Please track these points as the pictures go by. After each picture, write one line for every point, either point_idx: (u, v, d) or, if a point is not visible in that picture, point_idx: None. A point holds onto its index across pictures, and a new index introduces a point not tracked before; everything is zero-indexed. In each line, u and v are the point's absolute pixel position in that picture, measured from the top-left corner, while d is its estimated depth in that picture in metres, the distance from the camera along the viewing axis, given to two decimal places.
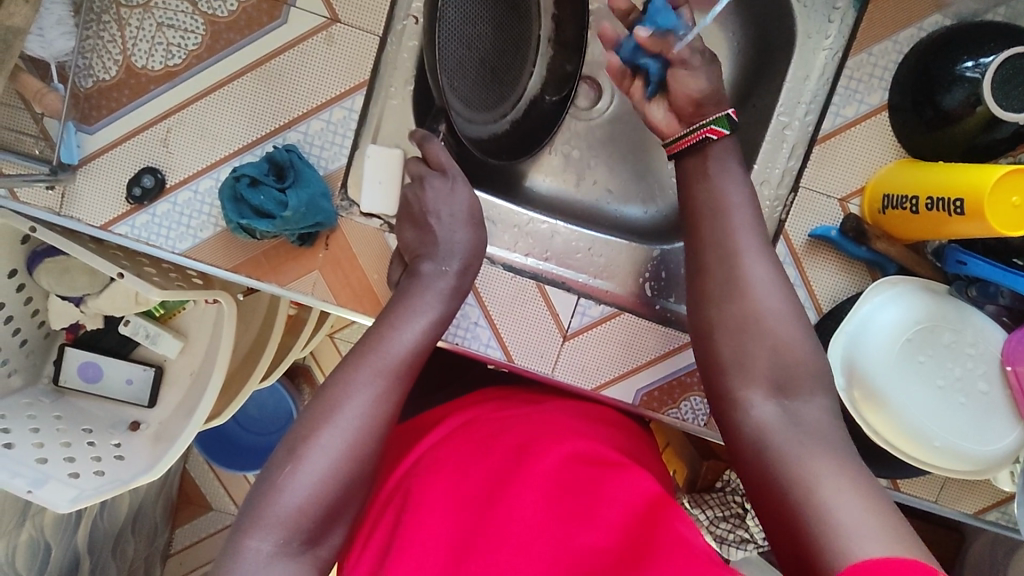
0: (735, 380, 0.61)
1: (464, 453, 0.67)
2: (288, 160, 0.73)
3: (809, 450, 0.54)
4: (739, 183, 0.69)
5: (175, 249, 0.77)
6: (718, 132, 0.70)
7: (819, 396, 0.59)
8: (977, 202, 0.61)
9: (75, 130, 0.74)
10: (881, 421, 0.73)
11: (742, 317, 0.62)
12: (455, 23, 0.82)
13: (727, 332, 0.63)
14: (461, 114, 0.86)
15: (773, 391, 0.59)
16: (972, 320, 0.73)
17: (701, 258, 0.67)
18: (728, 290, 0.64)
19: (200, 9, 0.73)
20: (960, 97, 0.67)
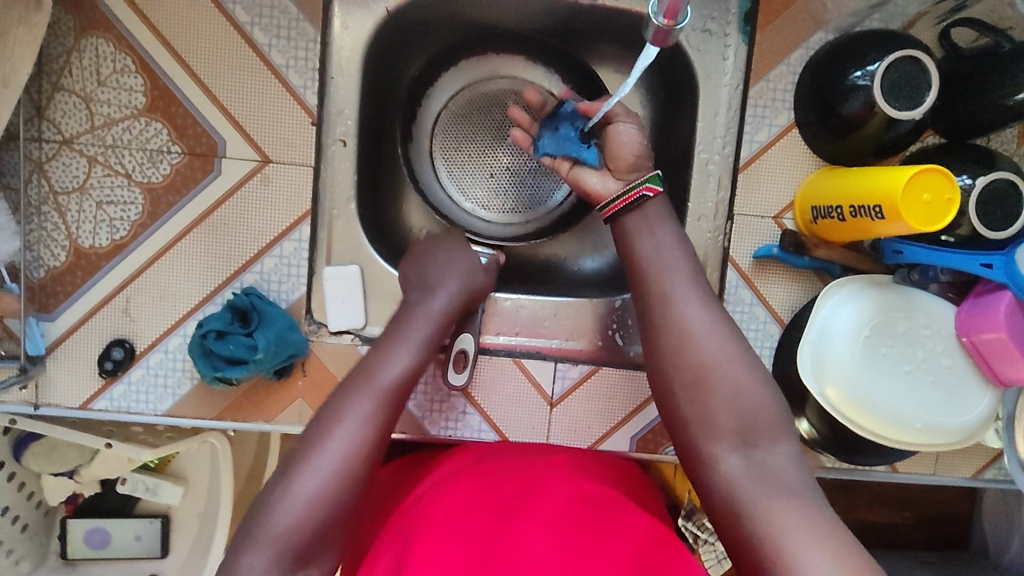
0: (694, 423, 0.63)
1: (463, 499, 0.66)
2: (249, 304, 0.75)
3: (767, 482, 0.57)
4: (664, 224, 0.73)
5: (157, 410, 0.78)
6: (653, 189, 0.72)
7: (782, 440, 0.60)
8: (893, 207, 0.66)
9: (37, 322, 0.75)
10: (849, 407, 0.76)
11: (690, 369, 0.64)
12: (463, 167, 0.91)
13: (682, 390, 0.64)
14: (515, 222, 0.93)
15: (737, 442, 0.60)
16: (921, 303, 0.77)
17: (650, 313, 0.69)
18: (671, 346, 0.66)
19: (135, 179, 0.75)
20: (858, 105, 0.72)
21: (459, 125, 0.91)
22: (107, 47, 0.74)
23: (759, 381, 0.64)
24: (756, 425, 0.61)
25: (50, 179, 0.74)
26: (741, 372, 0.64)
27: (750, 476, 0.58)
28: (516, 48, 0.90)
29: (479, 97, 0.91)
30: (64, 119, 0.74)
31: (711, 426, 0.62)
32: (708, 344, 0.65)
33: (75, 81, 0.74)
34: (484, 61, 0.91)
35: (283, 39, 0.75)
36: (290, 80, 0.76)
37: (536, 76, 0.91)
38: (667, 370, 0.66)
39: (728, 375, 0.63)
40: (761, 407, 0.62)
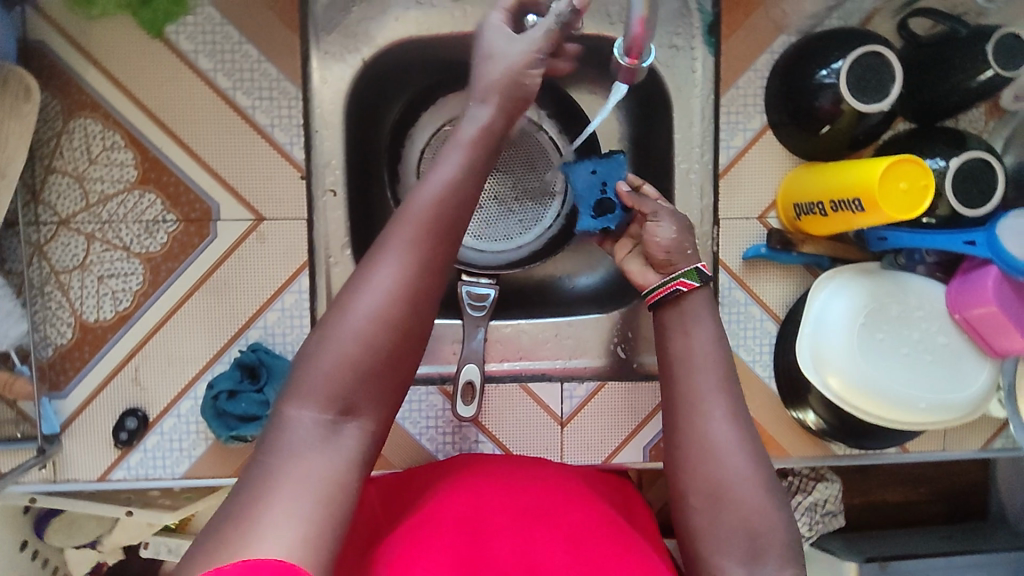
0: (705, 535, 0.59)
1: (472, 507, 0.61)
2: (256, 359, 0.76)
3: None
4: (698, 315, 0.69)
5: (175, 473, 0.79)
6: (689, 285, 0.70)
7: (789, 567, 0.55)
8: (872, 198, 0.68)
9: (49, 400, 0.77)
10: (850, 392, 0.77)
11: (710, 476, 0.60)
12: None
13: (699, 500, 0.60)
14: (507, 248, 0.94)
15: (744, 557, 0.56)
16: (911, 286, 0.79)
17: (672, 408, 0.65)
18: (697, 449, 0.62)
19: (134, 250, 0.77)
20: (829, 100, 0.74)
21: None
22: (95, 125, 0.75)
23: (777, 504, 0.59)
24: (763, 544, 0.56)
25: (49, 259, 0.76)
26: (765, 498, 0.59)
27: None
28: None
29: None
30: (58, 200, 0.75)
31: (717, 538, 0.58)
32: (730, 456, 0.61)
33: (66, 162, 0.75)
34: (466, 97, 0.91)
35: (265, 99, 0.77)
36: (276, 138, 0.78)
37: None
38: (686, 477, 0.62)
39: (745, 486, 0.59)
40: (771, 535, 0.57)
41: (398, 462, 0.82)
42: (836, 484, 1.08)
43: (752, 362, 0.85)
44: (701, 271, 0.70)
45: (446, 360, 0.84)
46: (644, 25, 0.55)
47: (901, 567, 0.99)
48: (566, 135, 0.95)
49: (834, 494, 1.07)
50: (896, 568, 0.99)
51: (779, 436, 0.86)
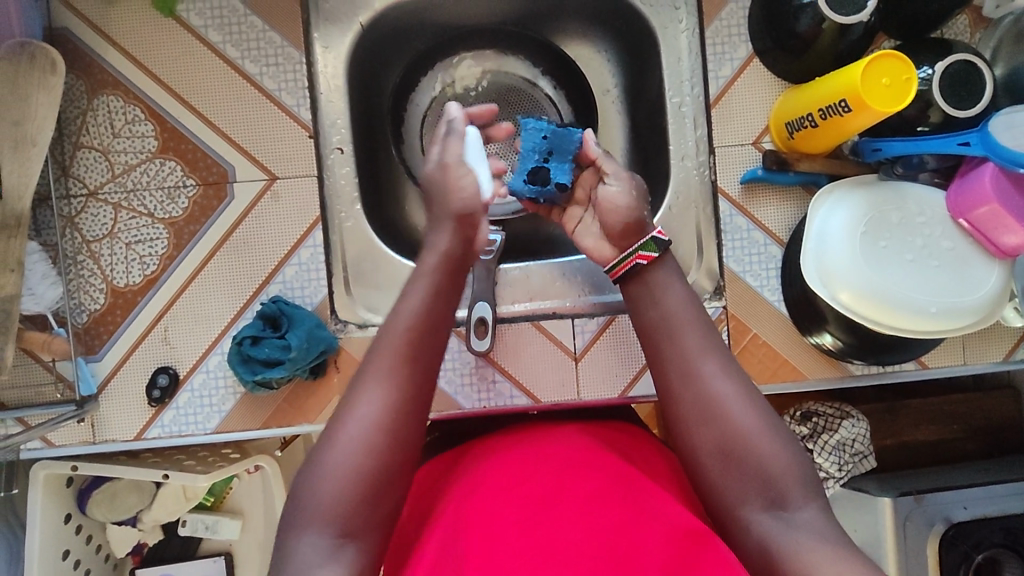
0: (727, 491, 0.61)
1: (502, 476, 0.66)
2: (278, 310, 0.79)
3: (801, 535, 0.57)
4: (668, 283, 0.71)
5: (207, 429, 0.82)
6: (648, 257, 0.72)
7: (811, 497, 0.60)
8: (856, 97, 0.69)
9: (85, 362, 0.81)
10: (860, 302, 0.77)
11: (718, 434, 0.62)
12: None
13: (711, 460, 0.62)
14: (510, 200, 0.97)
15: (766, 502, 0.60)
16: (910, 193, 0.80)
17: (663, 378, 0.67)
18: (698, 414, 0.63)
19: (157, 216, 0.81)
20: (809, 22, 0.77)
21: (444, 122, 0.97)
22: (116, 101, 0.81)
23: (787, 442, 0.62)
24: (783, 485, 0.60)
25: (80, 230, 0.81)
26: (774, 439, 0.62)
27: (783, 530, 0.58)
28: (485, 41, 0.96)
29: (459, 95, 0.98)
30: (86, 173, 0.81)
31: (739, 488, 0.61)
32: (731, 407, 0.63)
33: (93, 137, 0.81)
34: (457, 61, 0.97)
35: (271, 65, 0.82)
36: (284, 102, 0.82)
37: (508, 65, 0.98)
38: (689, 434, 0.64)
39: (755, 428, 0.62)
40: (787, 472, 0.60)
41: None
42: (864, 422, 1.07)
43: (760, 287, 0.86)
44: (658, 240, 0.71)
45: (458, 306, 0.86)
46: None
47: (939, 499, 0.97)
48: (562, 89, 0.99)
49: (862, 433, 1.06)
50: (932, 500, 0.96)
51: (794, 360, 0.86)
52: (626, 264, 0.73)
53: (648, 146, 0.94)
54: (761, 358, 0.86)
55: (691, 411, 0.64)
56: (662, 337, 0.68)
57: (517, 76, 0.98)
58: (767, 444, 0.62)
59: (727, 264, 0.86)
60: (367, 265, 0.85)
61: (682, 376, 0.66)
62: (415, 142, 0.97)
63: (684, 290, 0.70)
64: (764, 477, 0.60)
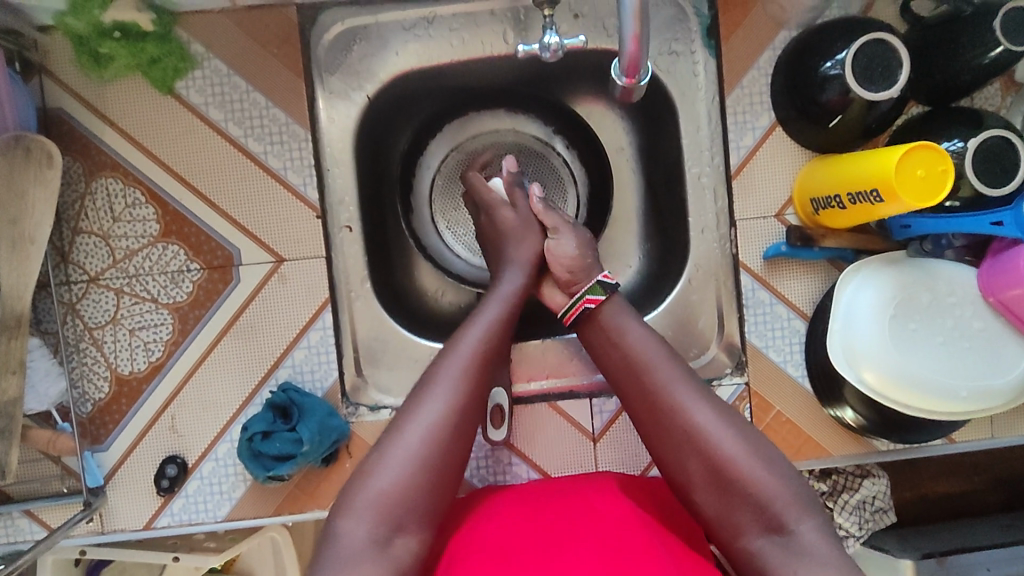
0: (721, 520, 0.63)
1: (500, 531, 0.68)
2: (288, 398, 0.77)
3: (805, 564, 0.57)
4: (624, 319, 0.72)
5: (217, 517, 0.80)
6: (595, 300, 0.73)
7: (808, 515, 0.60)
8: (890, 188, 0.66)
9: (91, 454, 0.79)
10: (888, 386, 0.75)
11: (706, 468, 0.63)
12: (467, 224, 0.95)
13: (704, 493, 0.63)
14: None
15: (763, 527, 0.60)
16: (940, 272, 0.77)
17: (640, 420, 0.68)
18: (680, 446, 0.64)
19: (161, 301, 0.79)
20: (836, 90, 0.73)
21: (454, 185, 0.95)
22: (115, 184, 0.78)
23: (778, 465, 0.63)
24: (779, 510, 0.60)
25: (82, 316, 0.78)
26: (761, 461, 0.62)
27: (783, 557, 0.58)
28: (498, 101, 0.94)
29: (470, 157, 0.95)
30: (87, 259, 0.78)
31: (738, 519, 0.62)
32: (709, 439, 0.63)
33: (92, 222, 0.78)
34: (470, 121, 0.94)
35: (276, 143, 0.79)
36: (290, 181, 0.79)
37: (522, 124, 0.96)
38: (676, 474, 0.65)
39: (739, 453, 0.62)
40: (778, 494, 0.61)
41: None
42: (883, 480, 1.05)
43: (783, 362, 0.83)
44: (601, 284, 0.73)
45: None
46: (637, 43, 0.60)
47: (961, 561, 0.95)
48: (575, 149, 0.97)
49: (881, 490, 1.04)
50: (956, 562, 0.95)
51: (818, 436, 0.84)
52: (577, 309, 0.75)
53: (665, 211, 0.91)
54: (784, 435, 0.84)
55: (671, 451, 0.65)
56: (630, 380, 0.68)
57: (529, 137, 0.96)
58: (756, 470, 0.62)
59: (749, 339, 0.83)
60: (378, 344, 0.83)
61: (654, 417, 0.66)
62: (425, 207, 0.95)
63: (641, 325, 0.71)
64: (758, 505, 0.61)
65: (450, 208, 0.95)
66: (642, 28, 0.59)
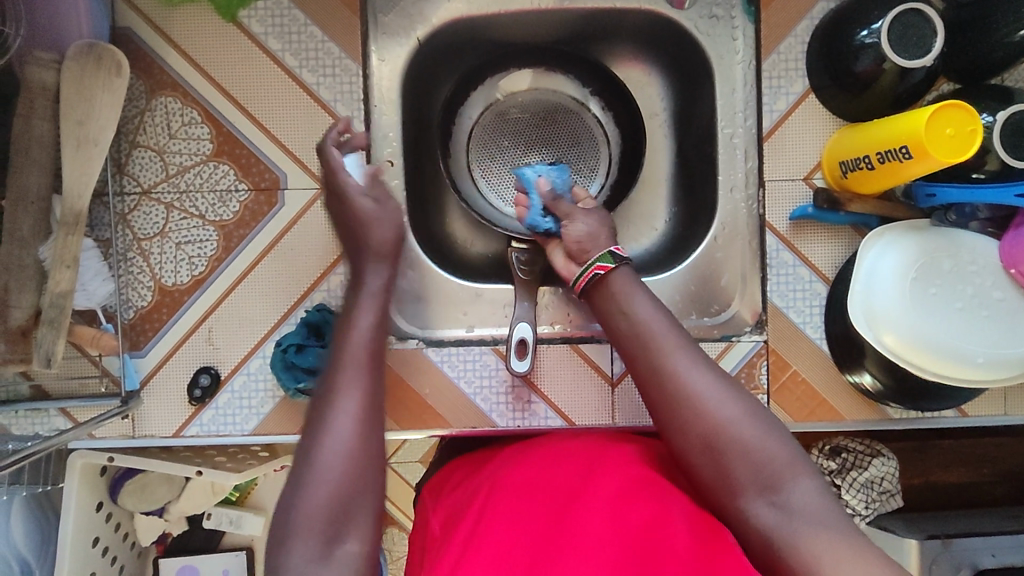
0: (720, 485, 0.62)
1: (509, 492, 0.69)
2: (322, 318, 0.80)
3: (801, 526, 0.57)
4: (633, 291, 0.71)
5: (244, 430, 0.83)
6: (604, 268, 0.73)
7: (803, 476, 0.60)
8: (918, 144, 0.68)
9: (130, 358, 0.82)
10: (905, 347, 0.77)
11: (699, 439, 0.62)
12: (501, 176, 0.97)
13: (701, 458, 0.62)
14: None
15: (761, 493, 0.60)
16: (964, 241, 0.79)
17: (640, 385, 0.67)
18: (673, 415, 0.63)
19: (209, 218, 0.82)
20: (869, 61, 0.76)
21: (490, 139, 0.98)
22: (174, 103, 0.82)
23: (773, 429, 0.62)
24: (777, 474, 0.60)
25: (133, 227, 0.82)
26: (759, 426, 0.61)
27: (783, 522, 0.58)
28: (538, 59, 0.97)
29: (506, 112, 0.98)
30: (142, 172, 0.82)
31: (737, 482, 0.61)
32: (709, 405, 0.62)
33: (149, 137, 0.82)
34: (509, 77, 0.98)
35: (329, 76, 0.82)
36: (339, 112, 0.83)
37: (558, 83, 0.98)
38: (677, 440, 0.64)
39: (735, 419, 0.62)
40: (776, 460, 0.60)
41: (455, 422, 0.84)
42: (893, 461, 1.06)
43: (802, 323, 0.85)
44: (614, 253, 0.73)
45: (498, 324, 0.87)
46: None
47: (966, 545, 0.96)
48: (609, 109, 0.99)
49: (890, 472, 1.05)
50: (961, 545, 0.96)
51: (833, 399, 0.86)
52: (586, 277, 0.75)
53: (695, 174, 0.93)
54: (799, 394, 0.86)
55: (670, 420, 0.64)
56: (635, 345, 0.68)
57: (565, 97, 0.99)
58: (758, 437, 0.61)
59: (770, 298, 0.85)
60: (410, 277, 0.86)
61: (654, 384, 0.65)
62: (461, 155, 0.97)
63: (647, 294, 0.71)
64: (756, 468, 0.60)
65: (486, 159, 0.98)
66: None
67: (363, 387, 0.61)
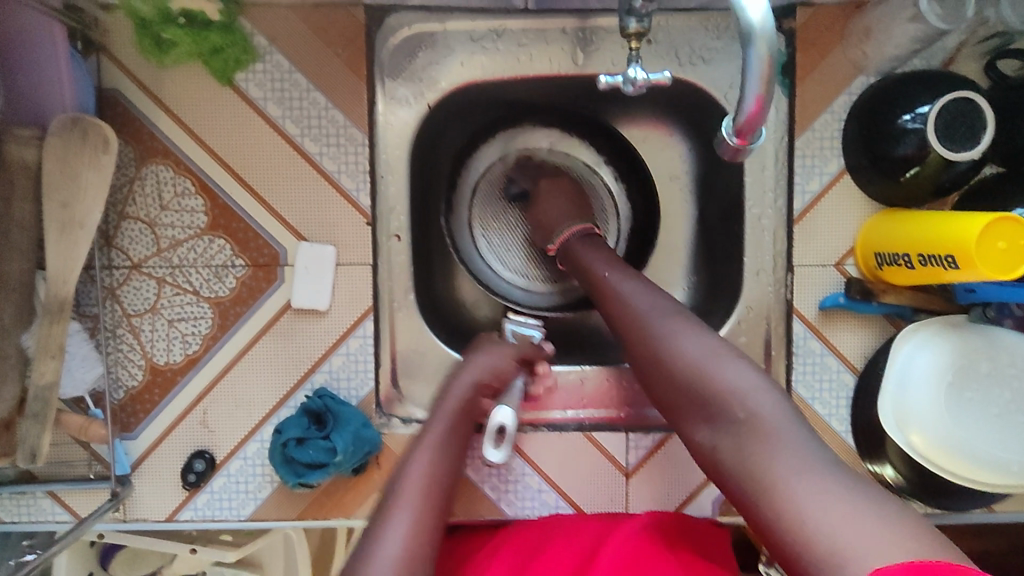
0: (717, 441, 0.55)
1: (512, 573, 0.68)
2: (322, 405, 0.76)
3: (776, 451, 0.51)
4: (622, 266, 0.72)
5: (240, 516, 0.79)
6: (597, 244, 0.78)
7: (764, 386, 0.55)
8: (966, 256, 0.63)
9: (120, 441, 0.78)
10: (939, 454, 0.72)
11: (680, 388, 0.59)
12: (507, 240, 0.94)
13: (700, 427, 0.57)
14: (559, 290, 0.94)
15: (740, 434, 0.53)
16: (1004, 343, 0.74)
17: (642, 368, 0.63)
18: (672, 387, 0.59)
19: (203, 294, 0.78)
20: (912, 147, 0.71)
21: (499, 199, 0.94)
22: (167, 172, 0.77)
23: (737, 361, 0.58)
24: (753, 412, 0.53)
25: (122, 302, 0.77)
26: (746, 377, 0.56)
27: (742, 439, 0.53)
28: (557, 123, 0.92)
29: (518, 172, 0.93)
30: (132, 245, 0.77)
31: (723, 445, 0.54)
32: (705, 371, 0.57)
33: (140, 207, 0.77)
34: (523, 134, 0.92)
35: (333, 146, 0.77)
36: (343, 185, 0.77)
37: (577, 153, 0.95)
38: (680, 420, 0.59)
39: (724, 372, 0.57)
40: (767, 411, 0.54)
41: (461, 511, 0.80)
42: None
43: (828, 415, 0.81)
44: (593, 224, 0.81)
45: None
46: (761, 102, 0.51)
47: None
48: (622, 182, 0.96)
49: None
50: None
51: None
52: None
53: (718, 247, 0.88)
54: None
55: (674, 402, 0.59)
56: (634, 328, 0.65)
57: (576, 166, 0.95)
58: (748, 392, 0.55)
59: (796, 389, 0.81)
60: (415, 357, 0.81)
61: (652, 368, 0.62)
62: (466, 216, 0.93)
63: (639, 273, 0.70)
64: (736, 414, 0.54)
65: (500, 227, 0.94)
66: (768, 86, 0.50)
67: (417, 506, 0.63)
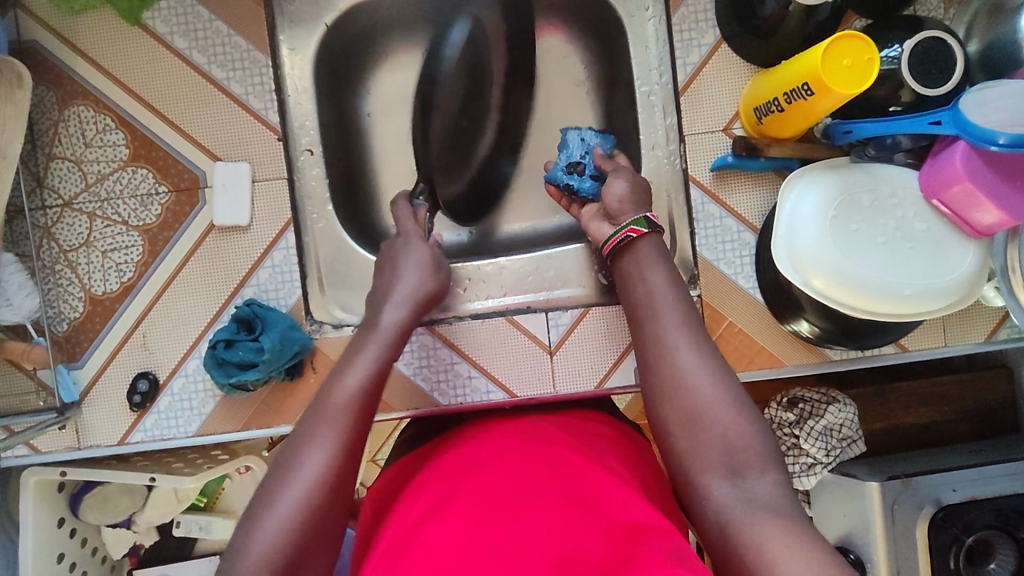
0: (688, 456, 0.57)
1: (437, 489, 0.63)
2: (251, 312, 0.80)
3: (756, 508, 0.52)
4: (650, 256, 0.71)
5: (188, 432, 0.83)
6: (638, 232, 0.72)
7: (772, 469, 0.55)
8: (817, 80, 0.68)
9: (67, 370, 0.82)
10: (835, 289, 0.76)
11: (670, 384, 0.60)
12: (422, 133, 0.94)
13: (680, 429, 0.58)
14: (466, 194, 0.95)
15: (727, 469, 0.55)
16: (882, 174, 0.78)
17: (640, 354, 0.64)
18: (665, 383, 0.60)
19: (132, 223, 0.82)
20: (773, 5, 0.75)
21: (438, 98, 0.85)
22: (87, 111, 0.82)
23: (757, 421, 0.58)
24: (747, 453, 0.55)
25: (57, 239, 0.82)
26: (751, 426, 0.56)
27: (735, 490, 0.53)
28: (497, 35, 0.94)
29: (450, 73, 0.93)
30: (61, 184, 0.82)
31: (702, 453, 0.56)
32: (698, 381, 0.59)
33: (65, 147, 0.82)
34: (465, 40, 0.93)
35: (238, 70, 0.82)
36: (252, 105, 0.82)
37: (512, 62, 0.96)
38: (662, 408, 0.60)
39: (711, 384, 0.59)
40: (750, 441, 0.56)
41: (398, 404, 0.84)
42: (852, 406, 1.05)
43: (734, 275, 0.85)
44: (649, 218, 0.72)
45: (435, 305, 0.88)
46: None
47: (928, 481, 0.91)
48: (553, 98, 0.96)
49: (849, 418, 1.04)
50: (922, 483, 0.91)
51: (772, 346, 0.86)
52: (615, 239, 0.74)
53: (621, 137, 0.93)
54: (736, 345, 0.86)
55: (662, 392, 0.60)
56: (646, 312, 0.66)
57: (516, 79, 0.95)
58: (737, 421, 0.57)
59: (701, 252, 0.85)
60: (341, 264, 0.87)
61: (652, 354, 0.63)
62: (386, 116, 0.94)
63: (665, 268, 0.69)
64: (729, 445, 0.56)
65: (417, 129, 0.95)
66: None
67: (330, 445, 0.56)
